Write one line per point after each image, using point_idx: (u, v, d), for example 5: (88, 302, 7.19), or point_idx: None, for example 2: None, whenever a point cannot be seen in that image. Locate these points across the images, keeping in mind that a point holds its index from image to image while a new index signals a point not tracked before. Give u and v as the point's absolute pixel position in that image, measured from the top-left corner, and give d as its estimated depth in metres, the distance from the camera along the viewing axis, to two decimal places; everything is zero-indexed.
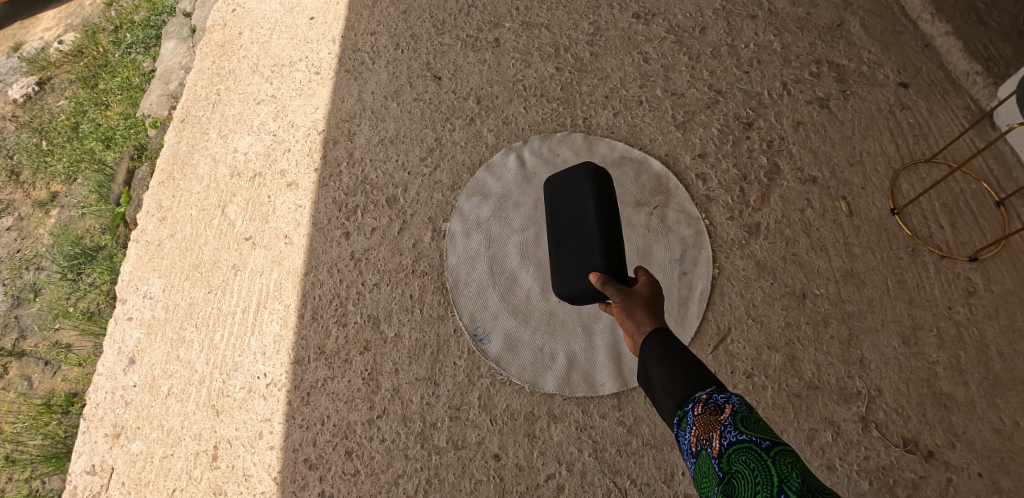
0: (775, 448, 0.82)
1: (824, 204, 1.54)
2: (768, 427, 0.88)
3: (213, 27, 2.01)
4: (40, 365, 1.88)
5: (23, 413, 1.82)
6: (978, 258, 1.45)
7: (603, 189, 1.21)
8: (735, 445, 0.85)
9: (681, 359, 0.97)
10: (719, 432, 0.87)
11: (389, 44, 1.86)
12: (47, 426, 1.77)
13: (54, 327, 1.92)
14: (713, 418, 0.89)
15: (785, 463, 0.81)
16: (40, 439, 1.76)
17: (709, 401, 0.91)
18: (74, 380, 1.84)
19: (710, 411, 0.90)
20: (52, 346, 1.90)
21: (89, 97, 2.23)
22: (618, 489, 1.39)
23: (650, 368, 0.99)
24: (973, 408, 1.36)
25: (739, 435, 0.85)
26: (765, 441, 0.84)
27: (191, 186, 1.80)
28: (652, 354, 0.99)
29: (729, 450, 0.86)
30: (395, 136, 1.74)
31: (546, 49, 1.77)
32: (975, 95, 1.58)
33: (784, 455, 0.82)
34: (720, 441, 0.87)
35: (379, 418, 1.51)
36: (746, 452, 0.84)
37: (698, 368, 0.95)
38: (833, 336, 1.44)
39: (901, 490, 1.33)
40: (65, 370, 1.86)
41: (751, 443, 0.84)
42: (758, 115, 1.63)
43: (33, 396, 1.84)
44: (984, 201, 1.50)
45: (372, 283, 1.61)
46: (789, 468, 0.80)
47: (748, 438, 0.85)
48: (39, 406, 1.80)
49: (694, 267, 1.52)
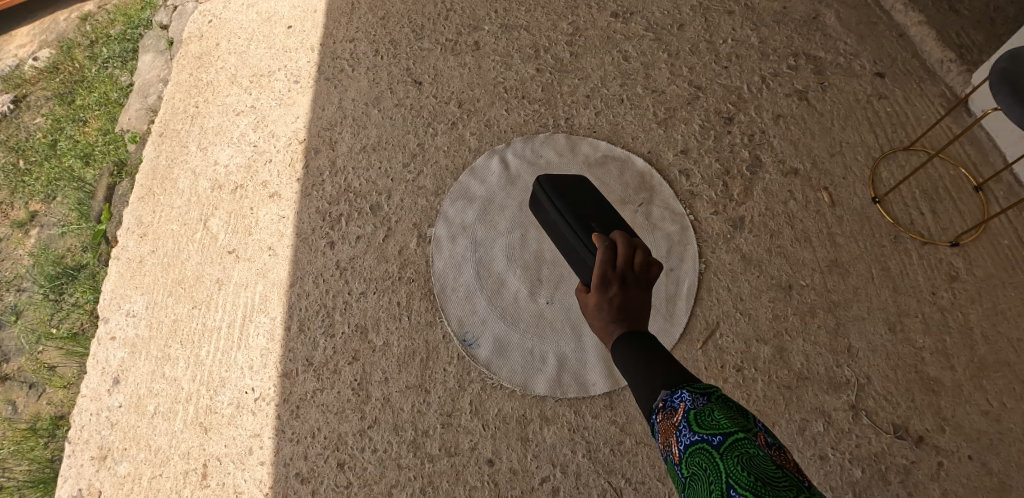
0: (724, 444, 0.81)
1: (807, 195, 1.55)
2: (727, 417, 0.85)
3: (190, 39, 1.99)
4: (24, 389, 1.84)
5: (7, 439, 1.77)
6: (959, 243, 1.47)
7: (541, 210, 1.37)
8: (690, 447, 0.85)
9: (640, 368, 0.99)
10: (675, 436, 0.88)
11: (369, 50, 1.85)
12: (34, 451, 1.74)
13: (36, 349, 1.88)
14: (670, 422, 0.89)
15: (733, 457, 0.79)
16: (26, 465, 1.72)
17: (666, 406, 0.91)
18: (59, 402, 1.80)
19: (668, 415, 0.90)
20: (35, 368, 1.85)
21: (67, 114, 2.20)
22: (613, 489, 1.39)
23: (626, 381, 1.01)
24: (961, 392, 1.38)
25: (693, 436, 0.85)
26: (716, 436, 0.83)
27: (172, 201, 1.78)
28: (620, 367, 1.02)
29: (686, 453, 0.85)
30: (377, 143, 1.73)
31: (526, 51, 1.77)
32: (950, 82, 1.59)
33: (733, 448, 0.80)
34: (678, 445, 0.87)
35: (370, 428, 1.49)
36: (700, 453, 0.83)
37: (655, 372, 0.97)
38: (820, 326, 1.45)
39: (893, 476, 1.34)
40: (49, 393, 1.82)
41: (704, 442, 0.83)
42: (739, 109, 1.64)
43: (18, 420, 1.79)
44: (962, 186, 1.51)
45: (359, 292, 1.60)
46: (737, 462, 0.78)
47: (701, 437, 0.84)
48: (24, 430, 1.76)
49: (680, 263, 1.52)
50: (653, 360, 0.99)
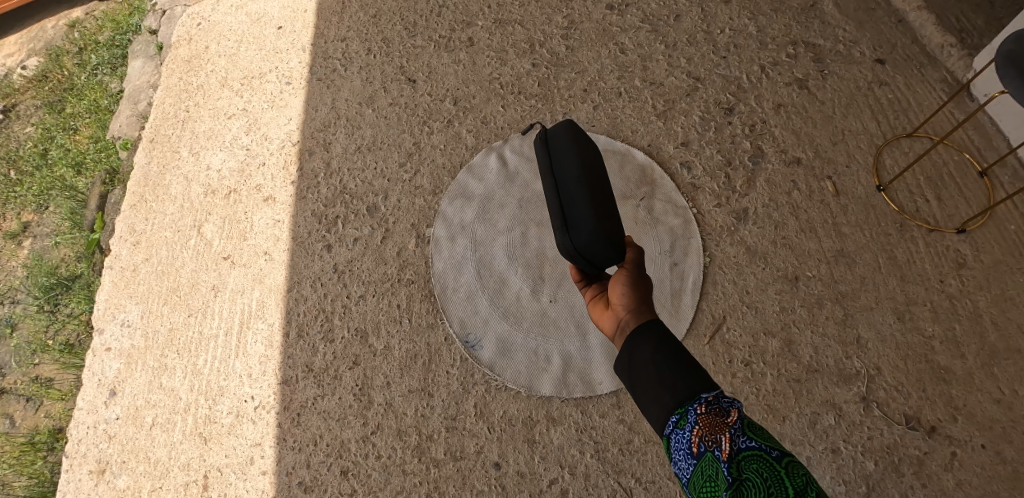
0: (785, 458, 0.81)
1: (811, 185, 1.53)
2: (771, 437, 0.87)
3: (179, 43, 1.96)
4: (21, 403, 1.80)
5: (5, 453, 1.74)
6: (966, 230, 1.45)
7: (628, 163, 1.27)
8: (746, 452, 0.83)
9: (678, 356, 0.93)
10: (728, 435, 0.85)
11: (361, 49, 1.82)
12: (32, 465, 1.71)
13: (32, 363, 1.85)
14: (719, 420, 0.86)
15: (798, 474, 0.80)
16: (25, 479, 1.70)
17: (714, 402, 0.88)
18: (57, 415, 1.78)
19: (716, 412, 0.87)
20: (31, 382, 1.82)
21: (56, 123, 2.16)
22: (623, 489, 1.37)
23: (643, 362, 0.95)
24: (972, 380, 1.36)
25: (749, 442, 0.84)
26: (775, 450, 0.83)
27: (165, 208, 1.74)
28: (649, 351, 0.95)
29: (740, 456, 0.83)
30: (372, 143, 1.70)
31: (521, 46, 1.75)
32: (951, 67, 1.57)
33: (795, 465, 0.81)
34: (730, 444, 0.84)
35: (373, 434, 1.46)
36: (757, 460, 0.82)
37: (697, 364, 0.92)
38: (828, 317, 1.43)
39: (907, 468, 1.32)
40: (48, 405, 1.79)
41: (762, 452, 0.83)
42: (738, 99, 1.62)
43: (16, 435, 1.76)
44: (967, 172, 1.49)
45: (358, 296, 1.57)
46: (804, 482, 0.79)
47: (759, 445, 0.83)
48: (22, 444, 1.73)
49: (684, 258, 1.50)
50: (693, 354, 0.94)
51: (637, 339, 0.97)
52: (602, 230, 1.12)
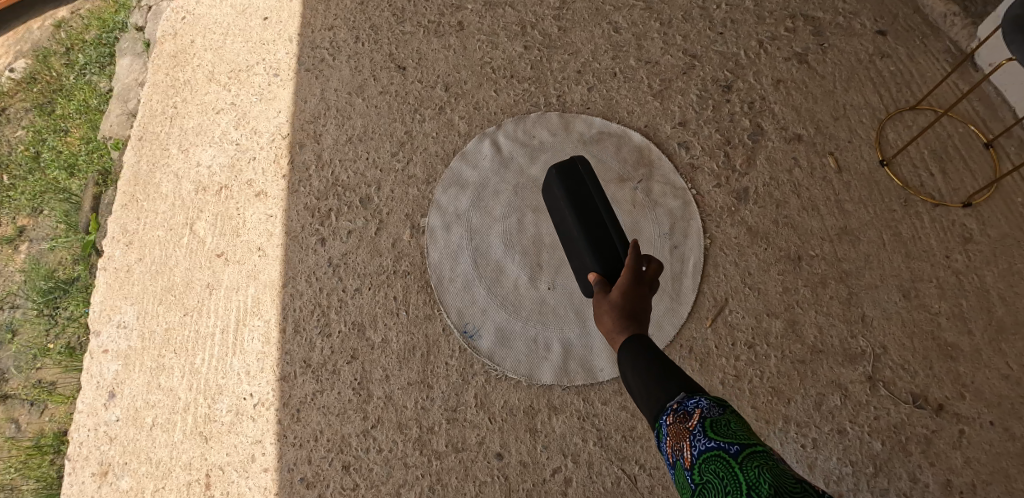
0: (741, 453, 0.77)
1: (812, 162, 1.49)
2: (742, 429, 0.82)
3: (164, 38, 1.90)
4: (24, 407, 1.80)
5: (12, 458, 1.74)
6: (972, 203, 1.41)
7: (570, 196, 1.25)
8: (704, 454, 0.81)
9: (651, 369, 0.92)
10: (688, 441, 0.83)
11: (349, 37, 1.77)
12: (39, 468, 1.71)
13: (34, 367, 1.84)
14: (683, 426, 0.85)
15: (751, 468, 0.75)
16: (33, 483, 1.70)
17: (678, 410, 0.86)
18: (61, 418, 1.77)
19: (680, 419, 0.86)
20: (34, 386, 1.82)
21: (47, 125, 2.13)
22: (627, 476, 1.35)
23: (627, 381, 0.95)
24: (979, 356, 1.34)
25: (708, 442, 0.81)
26: (734, 446, 0.79)
27: (156, 207, 1.72)
28: (625, 369, 0.95)
29: (700, 459, 0.81)
30: (363, 133, 1.67)
31: (512, 28, 1.70)
32: (954, 37, 1.53)
33: (753, 458, 0.77)
34: (691, 450, 0.82)
35: (374, 428, 1.45)
36: (715, 460, 0.79)
37: (667, 374, 0.91)
38: (832, 296, 1.40)
39: (914, 447, 1.30)
40: (51, 409, 1.79)
41: (720, 450, 0.79)
42: (737, 76, 1.58)
43: (22, 439, 1.76)
44: (972, 144, 1.46)
45: (354, 289, 1.55)
46: (757, 474, 0.74)
47: (717, 445, 0.80)
48: (29, 448, 1.73)
49: (684, 240, 1.47)
50: (667, 363, 0.93)
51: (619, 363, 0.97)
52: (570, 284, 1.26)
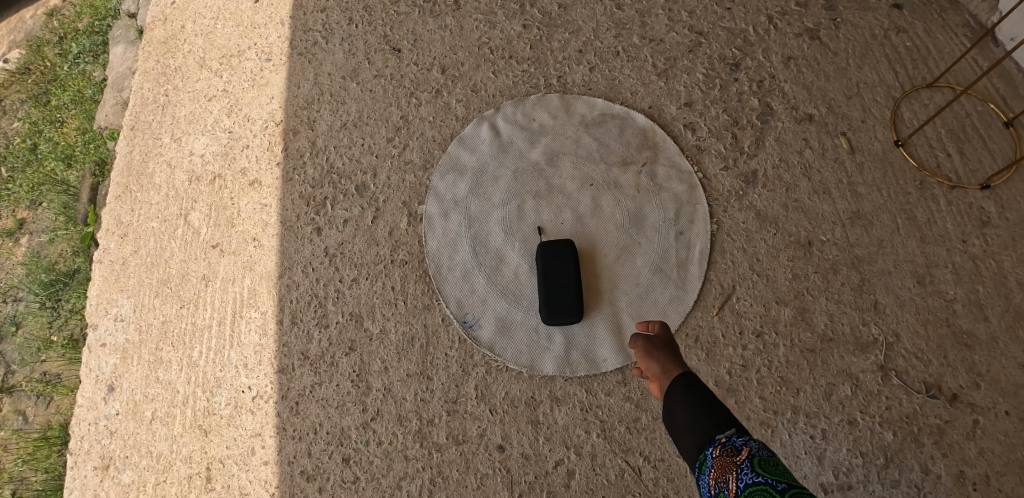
0: (789, 490, 0.82)
1: (824, 143, 1.44)
2: (787, 472, 0.87)
3: (154, 23, 1.84)
4: (31, 400, 1.79)
5: (22, 451, 1.75)
6: (990, 186, 1.36)
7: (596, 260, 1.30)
8: (750, 487, 0.85)
9: (705, 402, 1.02)
10: (735, 473, 0.89)
11: (342, 19, 1.71)
12: (47, 460, 1.71)
13: (39, 359, 1.82)
14: (730, 460, 0.91)
15: None
16: (42, 474, 1.71)
17: (727, 444, 0.94)
18: (67, 410, 1.77)
19: (728, 453, 0.93)
20: (39, 379, 1.80)
21: (43, 116, 2.08)
22: (631, 468, 1.33)
23: (674, 412, 1.03)
24: (996, 345, 1.29)
25: (755, 477, 0.86)
26: (780, 483, 0.83)
27: (150, 198, 1.68)
28: (676, 403, 1.04)
29: (744, 491, 0.86)
30: (359, 118, 1.62)
31: (510, 6, 1.64)
32: (973, 11, 1.47)
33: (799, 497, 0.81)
34: (736, 482, 0.88)
35: (373, 421, 1.41)
36: (761, 493, 0.83)
37: (718, 411, 1.00)
38: (844, 283, 1.35)
39: (926, 438, 1.26)
40: (57, 401, 1.78)
41: (766, 485, 0.84)
42: (745, 54, 1.51)
43: (30, 431, 1.76)
44: (992, 123, 1.40)
45: (351, 279, 1.51)
46: None
47: (764, 479, 0.84)
48: (36, 440, 1.74)
49: (690, 226, 1.42)
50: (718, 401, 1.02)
51: (670, 398, 1.06)
52: (550, 314, 1.36)
